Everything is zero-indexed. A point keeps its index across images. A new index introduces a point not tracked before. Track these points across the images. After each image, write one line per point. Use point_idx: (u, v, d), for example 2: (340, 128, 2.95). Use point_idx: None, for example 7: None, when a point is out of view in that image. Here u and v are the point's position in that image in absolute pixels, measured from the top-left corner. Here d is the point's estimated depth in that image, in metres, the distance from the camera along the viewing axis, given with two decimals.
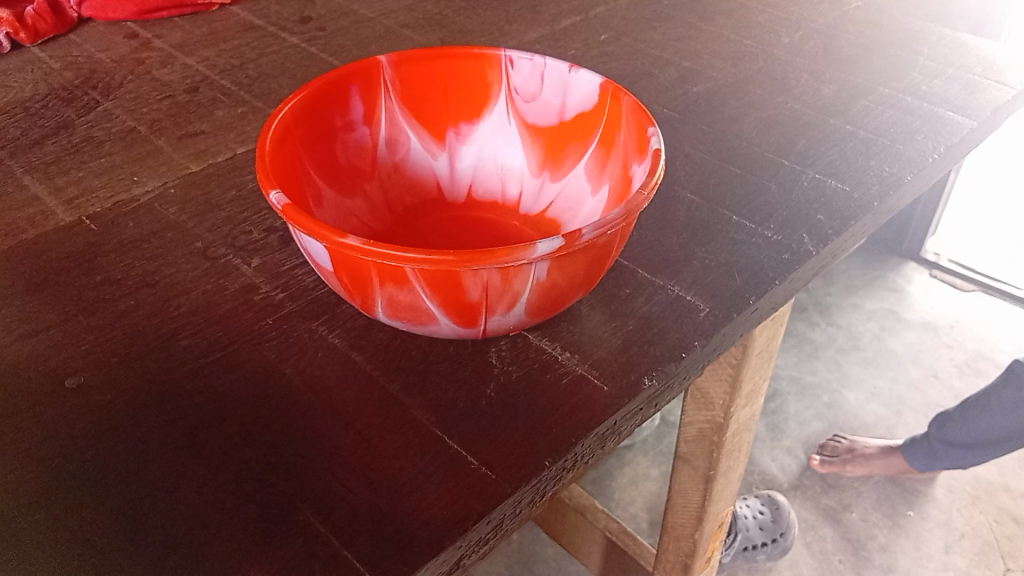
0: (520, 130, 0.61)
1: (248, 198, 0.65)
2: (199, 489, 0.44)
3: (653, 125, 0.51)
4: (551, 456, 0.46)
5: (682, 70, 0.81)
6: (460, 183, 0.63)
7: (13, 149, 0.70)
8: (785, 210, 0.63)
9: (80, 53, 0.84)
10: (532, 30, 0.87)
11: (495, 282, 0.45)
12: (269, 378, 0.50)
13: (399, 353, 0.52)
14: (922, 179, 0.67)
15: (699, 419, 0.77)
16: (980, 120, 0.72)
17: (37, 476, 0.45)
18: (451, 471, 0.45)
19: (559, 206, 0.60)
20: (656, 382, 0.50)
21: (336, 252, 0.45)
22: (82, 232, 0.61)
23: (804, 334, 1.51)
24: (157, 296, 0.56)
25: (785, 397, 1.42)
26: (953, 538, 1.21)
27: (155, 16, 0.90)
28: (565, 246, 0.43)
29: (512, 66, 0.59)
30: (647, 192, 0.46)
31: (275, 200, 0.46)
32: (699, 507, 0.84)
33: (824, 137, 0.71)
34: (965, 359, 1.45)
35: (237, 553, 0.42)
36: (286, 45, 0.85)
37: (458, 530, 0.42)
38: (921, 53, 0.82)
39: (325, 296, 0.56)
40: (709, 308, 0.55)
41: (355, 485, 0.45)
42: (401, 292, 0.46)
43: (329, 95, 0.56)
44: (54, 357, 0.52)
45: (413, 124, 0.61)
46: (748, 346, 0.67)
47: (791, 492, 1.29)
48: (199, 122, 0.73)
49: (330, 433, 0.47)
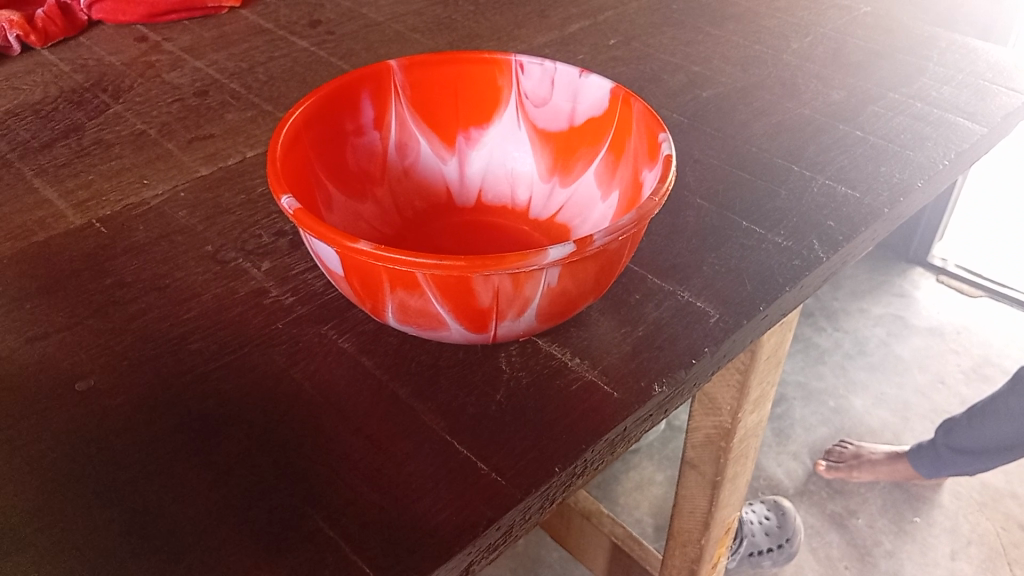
0: (530, 135, 0.61)
1: (258, 201, 0.65)
2: (208, 494, 0.44)
3: (664, 131, 0.51)
4: (561, 462, 0.46)
5: (691, 75, 0.81)
6: (470, 188, 0.63)
7: (23, 151, 0.70)
8: (795, 216, 0.63)
9: (90, 56, 0.84)
10: (541, 35, 0.87)
11: (506, 288, 0.45)
12: (279, 383, 0.50)
13: (409, 358, 0.52)
14: (933, 185, 0.67)
15: (707, 424, 0.77)
16: (990, 127, 0.72)
17: (47, 479, 0.45)
18: (461, 477, 0.45)
19: (568, 211, 0.60)
20: (666, 388, 0.50)
21: (347, 257, 0.45)
22: (92, 235, 0.61)
23: (811, 339, 1.50)
24: (167, 300, 0.56)
25: (791, 402, 1.41)
26: (959, 544, 1.21)
27: (165, 19, 0.90)
28: (576, 251, 0.43)
29: (522, 71, 0.59)
30: (658, 198, 0.46)
31: (286, 204, 0.45)
32: (706, 512, 0.84)
33: (833, 142, 0.71)
34: (972, 365, 1.44)
35: (247, 558, 0.42)
36: (295, 49, 0.85)
37: (469, 536, 0.42)
38: (931, 59, 0.82)
39: (334, 300, 0.56)
40: (719, 314, 0.55)
41: (365, 490, 0.44)
42: (412, 297, 0.46)
43: (340, 99, 0.56)
44: (64, 360, 0.52)
45: (423, 128, 0.61)
46: (755, 351, 0.67)
47: (797, 498, 1.29)
48: (208, 126, 0.73)
49: (340, 438, 0.47)
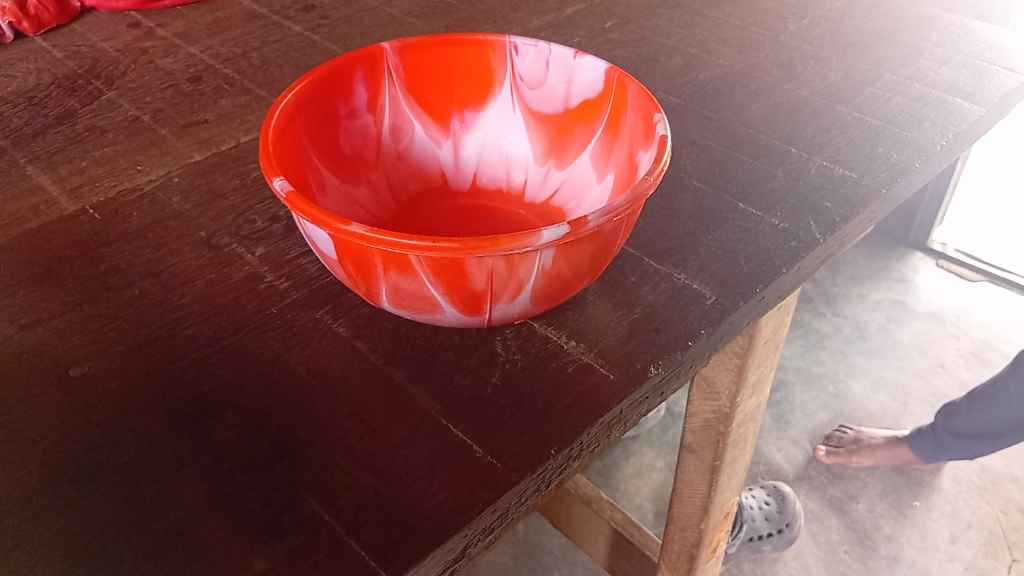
0: (525, 117, 0.61)
1: (252, 186, 0.65)
2: (202, 482, 0.44)
3: (659, 111, 0.51)
4: (558, 444, 0.46)
5: (687, 57, 0.80)
6: (465, 171, 0.62)
7: (16, 138, 0.69)
8: (793, 198, 0.63)
9: (83, 43, 0.83)
10: (537, 18, 0.86)
11: (501, 270, 0.44)
12: (272, 367, 0.50)
13: (404, 342, 0.52)
14: (930, 166, 0.67)
15: (705, 409, 0.77)
16: (988, 107, 0.71)
17: (39, 467, 0.45)
18: (457, 459, 0.45)
19: (564, 194, 0.59)
20: (662, 370, 0.50)
21: (340, 240, 0.45)
22: (85, 221, 0.61)
23: (810, 324, 1.50)
24: (161, 285, 0.56)
25: (791, 387, 1.41)
26: (959, 529, 1.21)
27: (159, 5, 0.89)
28: (571, 232, 0.43)
29: (516, 53, 0.58)
30: (653, 178, 0.46)
31: (278, 187, 0.45)
32: (704, 497, 0.83)
33: (831, 124, 0.70)
34: (971, 350, 1.44)
35: (242, 543, 0.41)
36: (288, 34, 0.85)
37: (464, 519, 0.42)
38: (929, 40, 0.81)
39: (329, 285, 0.56)
40: (715, 295, 0.55)
41: (361, 474, 0.44)
42: (405, 280, 0.46)
43: (333, 81, 0.56)
44: (57, 346, 0.52)
45: (417, 111, 0.61)
46: (753, 335, 0.67)
47: (796, 483, 1.29)
48: (202, 111, 0.73)
49: (335, 422, 0.47)
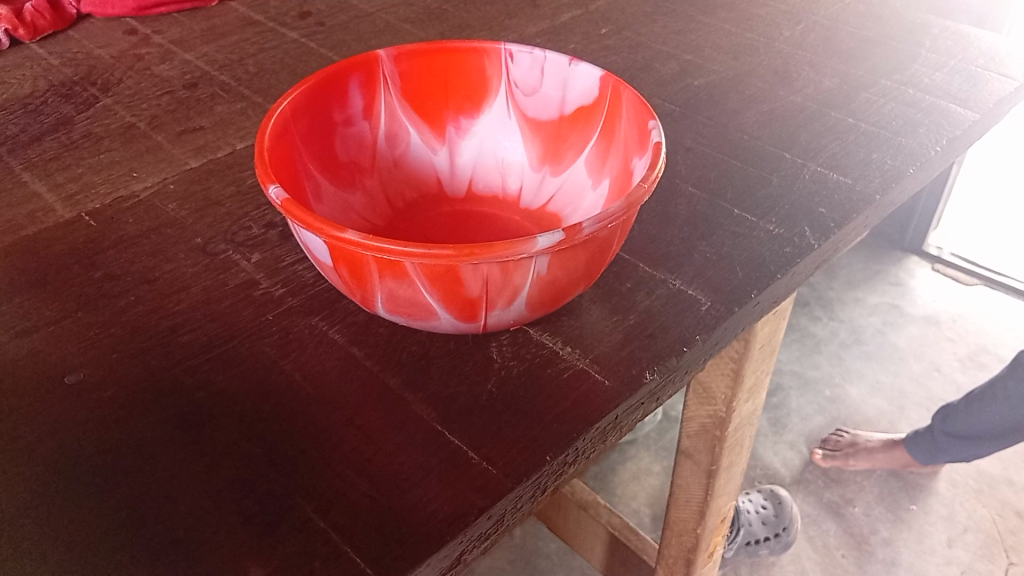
0: (520, 124, 0.61)
1: (248, 193, 0.65)
2: (197, 490, 0.44)
3: (653, 118, 0.51)
4: (553, 450, 0.46)
5: (683, 63, 0.80)
6: (461, 178, 0.63)
7: (12, 145, 0.69)
8: (787, 203, 0.63)
9: (79, 50, 0.84)
10: (533, 25, 0.87)
11: (496, 277, 0.44)
12: (268, 374, 0.50)
13: (400, 349, 0.52)
14: (924, 172, 0.67)
15: (701, 413, 0.77)
16: (982, 113, 0.72)
17: (34, 475, 0.45)
18: (452, 466, 0.45)
19: (559, 201, 0.60)
20: (657, 376, 0.50)
21: (335, 247, 0.45)
22: (81, 228, 0.61)
23: (806, 328, 1.50)
24: (157, 292, 0.56)
25: (787, 391, 1.41)
26: (955, 532, 1.21)
27: (155, 12, 0.89)
28: (566, 239, 0.43)
29: (511, 60, 0.59)
30: (648, 185, 0.46)
31: (274, 194, 0.45)
32: (701, 502, 0.84)
33: (825, 130, 0.70)
34: (968, 353, 1.44)
35: (238, 549, 0.41)
36: (285, 40, 0.85)
37: (460, 525, 0.42)
38: (923, 46, 0.82)
39: (325, 291, 0.56)
40: (710, 301, 0.55)
41: (356, 481, 0.44)
42: (401, 287, 0.46)
43: (328, 88, 0.56)
44: (53, 353, 0.52)
45: (412, 118, 0.61)
46: (749, 340, 0.67)
47: (794, 487, 1.29)
48: (198, 118, 0.73)
49: (331, 428, 0.47)
